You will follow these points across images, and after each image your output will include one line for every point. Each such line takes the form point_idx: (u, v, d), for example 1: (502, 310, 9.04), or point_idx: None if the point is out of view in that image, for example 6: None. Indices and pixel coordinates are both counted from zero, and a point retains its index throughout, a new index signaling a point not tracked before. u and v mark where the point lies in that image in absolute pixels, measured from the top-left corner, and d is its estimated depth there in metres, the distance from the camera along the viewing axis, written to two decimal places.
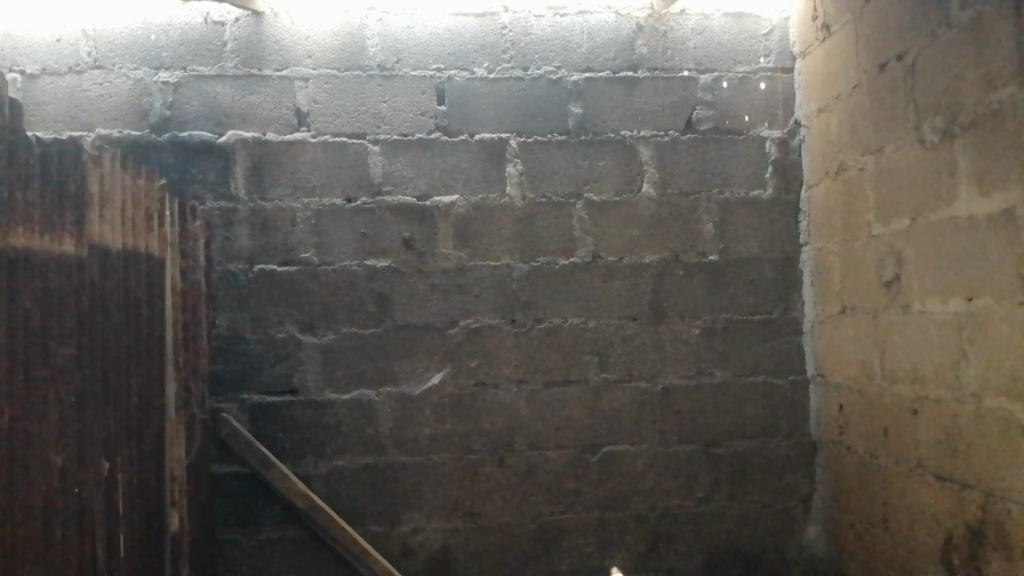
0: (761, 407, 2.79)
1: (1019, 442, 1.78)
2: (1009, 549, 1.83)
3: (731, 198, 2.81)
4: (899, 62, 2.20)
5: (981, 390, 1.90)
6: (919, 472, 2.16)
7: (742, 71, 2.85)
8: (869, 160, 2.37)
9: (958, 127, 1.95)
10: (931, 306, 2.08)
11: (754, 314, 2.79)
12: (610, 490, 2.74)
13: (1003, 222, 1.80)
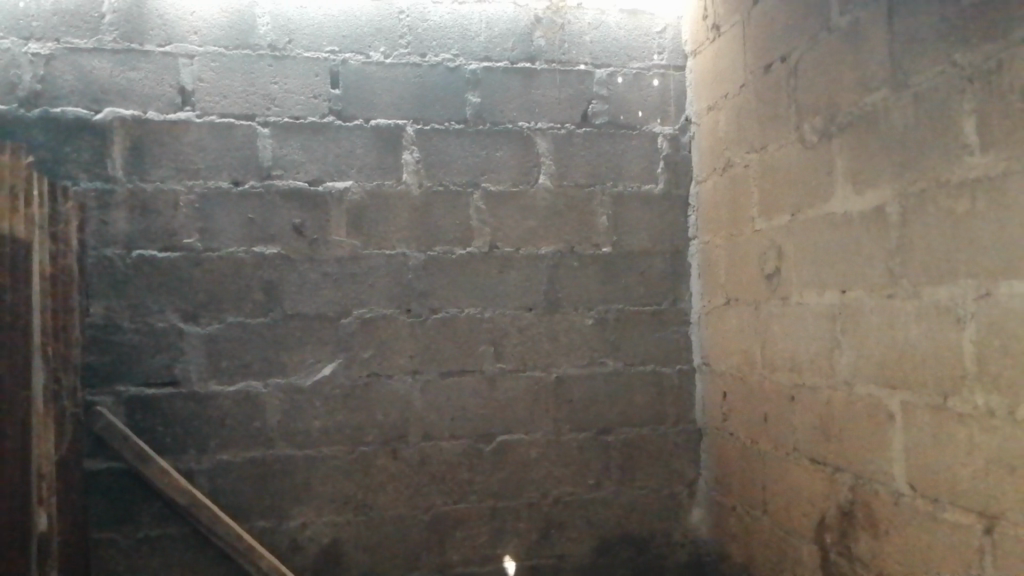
0: (650, 396, 2.86)
1: (885, 426, 1.89)
2: (876, 528, 1.94)
3: (624, 191, 2.86)
4: (783, 63, 2.29)
5: (852, 377, 2.01)
6: (796, 457, 2.27)
7: (636, 67, 2.90)
8: (753, 158, 2.47)
9: (835, 127, 2.05)
10: (808, 298, 2.18)
11: (644, 305, 2.86)
12: (503, 479, 2.75)
13: (874, 219, 1.91)
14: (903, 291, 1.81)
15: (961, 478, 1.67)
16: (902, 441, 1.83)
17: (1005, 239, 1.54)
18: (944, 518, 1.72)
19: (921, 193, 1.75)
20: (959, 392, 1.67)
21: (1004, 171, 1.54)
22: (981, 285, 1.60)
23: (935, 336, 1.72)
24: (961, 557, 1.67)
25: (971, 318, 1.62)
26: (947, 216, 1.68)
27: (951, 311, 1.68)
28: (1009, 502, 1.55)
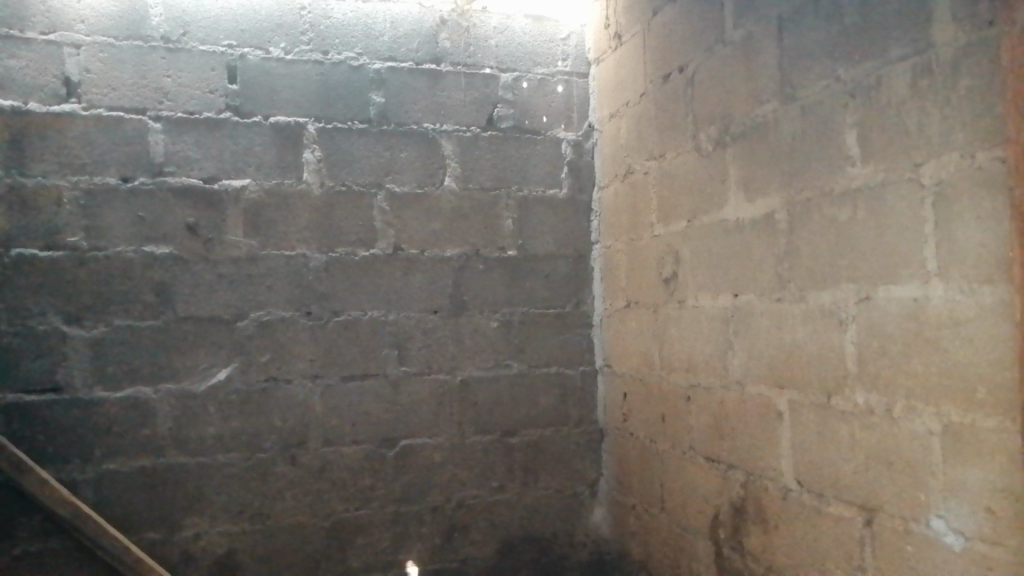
0: (554, 398, 2.89)
1: (774, 425, 1.97)
2: (765, 522, 2.01)
3: (529, 195, 2.88)
4: (681, 74, 2.36)
5: (744, 377, 2.08)
6: (692, 455, 2.34)
7: (540, 72, 2.93)
8: (653, 165, 2.53)
9: (729, 137, 2.13)
10: (703, 302, 2.25)
11: (548, 308, 2.89)
12: (406, 484, 2.72)
13: (764, 226, 1.99)
14: (791, 294, 1.90)
15: (843, 472, 1.75)
16: (790, 438, 1.91)
17: (883, 245, 1.63)
18: (828, 511, 1.80)
19: (808, 201, 1.84)
20: (841, 391, 1.75)
21: (882, 182, 1.63)
22: (861, 289, 1.68)
23: (820, 338, 1.81)
24: (844, 548, 1.76)
25: (852, 320, 1.71)
26: (831, 223, 1.77)
27: (834, 313, 1.76)
28: (886, 494, 1.64)
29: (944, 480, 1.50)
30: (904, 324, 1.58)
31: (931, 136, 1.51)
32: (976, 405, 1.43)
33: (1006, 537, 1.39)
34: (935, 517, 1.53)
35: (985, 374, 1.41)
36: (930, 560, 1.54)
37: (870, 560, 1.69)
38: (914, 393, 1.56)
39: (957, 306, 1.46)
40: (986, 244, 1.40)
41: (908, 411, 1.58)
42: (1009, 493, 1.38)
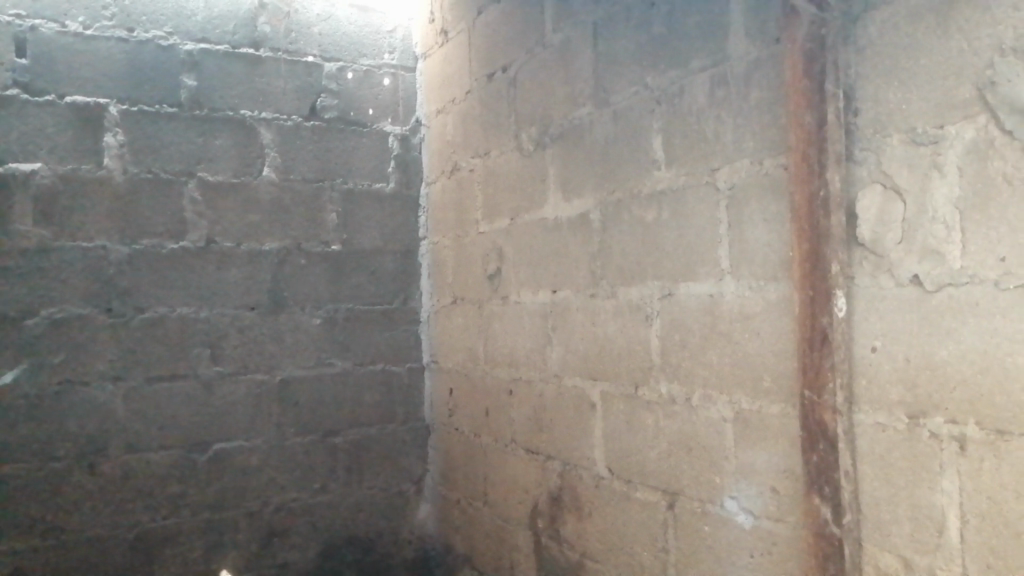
0: (379, 396, 2.84)
1: (587, 416, 2.05)
2: (580, 510, 2.09)
3: (354, 188, 2.82)
4: (504, 73, 2.40)
5: (561, 370, 2.15)
6: (513, 448, 2.38)
7: (366, 64, 2.87)
8: (478, 162, 2.55)
9: (549, 137, 2.18)
10: (524, 298, 2.30)
11: (374, 305, 2.84)
12: (220, 489, 2.59)
13: (581, 224, 2.06)
14: (604, 290, 1.97)
15: (649, 459, 1.85)
16: (602, 428, 1.99)
17: (684, 244, 1.73)
18: (636, 497, 1.89)
19: (619, 201, 1.92)
20: (647, 382, 1.85)
21: (684, 185, 1.73)
22: (665, 286, 1.78)
23: (628, 332, 1.90)
24: (649, 531, 1.85)
25: (657, 315, 1.81)
26: (639, 223, 1.86)
27: (641, 308, 1.86)
28: (687, 479, 1.74)
29: (736, 463, 1.62)
30: (703, 318, 1.69)
31: (726, 144, 1.62)
32: (763, 393, 1.55)
33: (788, 514, 1.51)
34: (728, 498, 1.64)
35: (769, 363, 1.53)
36: (724, 538, 1.65)
37: (672, 542, 1.79)
38: (711, 383, 1.67)
39: (746, 301, 1.58)
40: (771, 244, 1.52)
41: (706, 399, 1.69)
42: (790, 473, 1.51)
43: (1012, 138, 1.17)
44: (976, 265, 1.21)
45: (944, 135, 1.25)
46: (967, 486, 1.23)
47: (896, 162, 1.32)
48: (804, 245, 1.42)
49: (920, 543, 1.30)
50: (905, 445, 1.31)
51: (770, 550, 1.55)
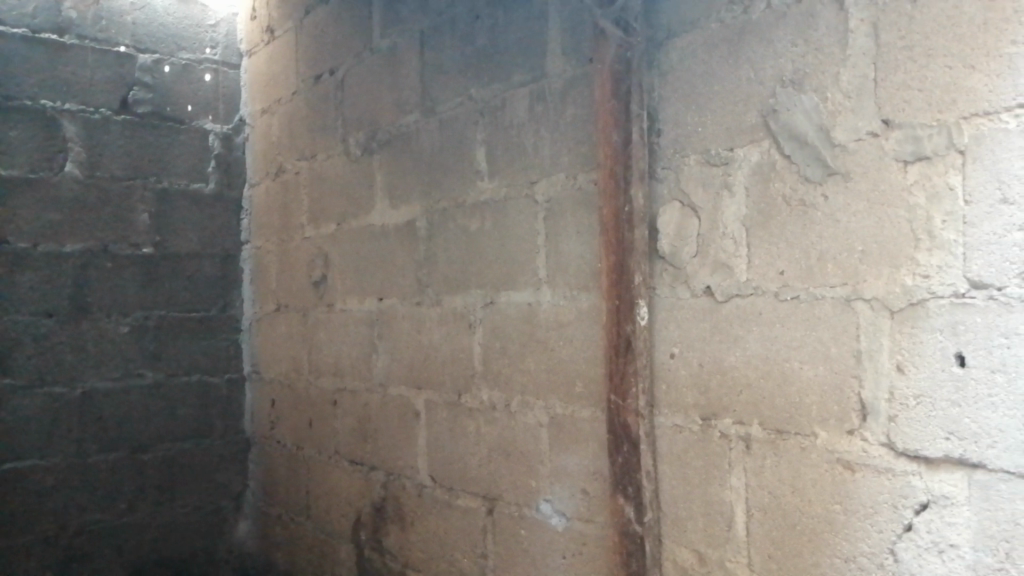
0: (195, 408, 2.69)
1: (411, 424, 2.04)
2: (402, 520, 2.07)
3: (169, 188, 2.66)
4: (331, 76, 2.35)
5: (385, 380, 2.12)
6: (336, 459, 2.33)
7: (185, 57, 2.72)
8: (303, 166, 2.48)
9: (375, 143, 2.16)
10: (350, 306, 2.26)
11: (190, 312, 2.69)
12: (9, 513, 2.37)
13: (407, 232, 2.04)
14: (428, 299, 1.97)
15: (469, 466, 1.87)
16: (425, 436, 1.99)
17: (504, 254, 1.76)
18: (457, 504, 1.90)
19: (444, 210, 1.93)
20: (469, 389, 1.86)
21: (505, 197, 1.76)
22: (487, 294, 1.81)
23: (451, 341, 1.91)
24: (469, 538, 1.87)
25: (479, 323, 1.83)
26: (462, 233, 1.88)
27: (464, 316, 1.87)
28: (505, 484, 1.77)
29: (550, 467, 1.67)
30: (521, 326, 1.73)
31: (544, 158, 1.67)
32: (575, 399, 1.61)
33: (597, 514, 1.57)
34: (544, 502, 1.68)
35: (581, 370, 1.60)
36: (538, 541, 1.69)
37: (491, 547, 1.81)
38: (528, 389, 1.71)
39: (561, 310, 1.63)
40: (584, 256, 1.58)
41: (524, 405, 1.72)
42: (599, 475, 1.57)
43: (789, 162, 1.28)
44: (759, 278, 1.32)
45: (733, 158, 1.36)
46: (751, 481, 1.34)
47: (693, 181, 1.42)
48: (611, 257, 1.49)
49: (713, 537, 1.40)
50: (699, 444, 1.41)
51: (580, 551, 1.60)
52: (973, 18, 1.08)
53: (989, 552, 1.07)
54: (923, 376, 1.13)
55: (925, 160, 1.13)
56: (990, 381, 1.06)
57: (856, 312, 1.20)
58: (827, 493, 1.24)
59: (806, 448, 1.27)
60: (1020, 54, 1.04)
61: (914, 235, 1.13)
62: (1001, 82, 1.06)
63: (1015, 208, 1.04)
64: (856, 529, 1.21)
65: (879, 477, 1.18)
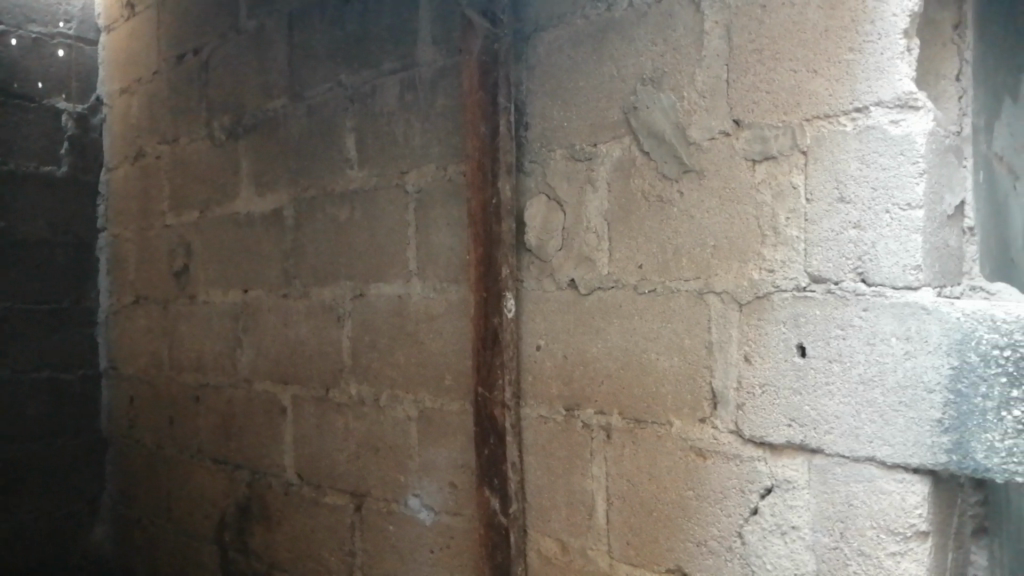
0: (45, 406, 2.52)
1: (277, 420, 1.97)
2: (268, 519, 2.00)
3: (16, 170, 2.46)
4: (195, 56, 2.24)
5: (251, 374, 2.05)
6: (199, 457, 2.23)
7: (36, 30, 2.52)
8: (165, 150, 2.36)
9: (240, 128, 2.07)
10: (214, 298, 2.16)
11: (39, 304, 2.51)
12: None
13: (273, 221, 1.97)
14: (296, 290, 1.91)
15: (337, 462, 1.82)
16: (292, 433, 1.93)
17: (374, 245, 1.73)
18: (324, 501, 1.85)
19: (312, 199, 1.87)
20: (337, 383, 1.82)
21: (374, 186, 1.73)
22: (356, 286, 1.77)
23: (319, 334, 1.86)
24: (337, 536, 1.82)
25: (347, 316, 1.79)
26: (331, 223, 1.83)
27: (332, 309, 1.83)
28: (373, 480, 1.74)
29: (418, 461, 1.65)
30: (390, 319, 1.70)
31: (414, 147, 1.64)
32: (444, 392, 1.60)
33: (464, 507, 1.57)
34: (411, 496, 1.66)
35: (450, 362, 1.59)
36: (406, 536, 1.67)
37: (358, 544, 1.77)
38: (397, 383, 1.69)
39: (430, 302, 1.62)
40: (452, 248, 1.57)
41: (393, 400, 1.70)
42: (466, 468, 1.56)
43: (649, 159, 1.31)
44: (620, 271, 1.35)
45: (597, 153, 1.38)
46: (612, 470, 1.37)
47: (558, 175, 1.43)
48: (478, 249, 1.48)
49: (575, 526, 1.42)
50: (563, 435, 1.43)
51: (448, 544, 1.60)
52: (816, 24, 1.13)
53: (826, 533, 1.13)
54: (769, 366, 1.18)
55: (771, 160, 1.17)
56: (827, 370, 1.12)
57: (708, 304, 1.24)
58: (681, 480, 1.28)
59: (662, 437, 1.30)
60: (857, 61, 1.09)
61: (762, 231, 1.18)
62: (839, 87, 1.11)
63: (850, 207, 1.10)
64: (707, 514, 1.25)
65: (728, 464, 1.23)
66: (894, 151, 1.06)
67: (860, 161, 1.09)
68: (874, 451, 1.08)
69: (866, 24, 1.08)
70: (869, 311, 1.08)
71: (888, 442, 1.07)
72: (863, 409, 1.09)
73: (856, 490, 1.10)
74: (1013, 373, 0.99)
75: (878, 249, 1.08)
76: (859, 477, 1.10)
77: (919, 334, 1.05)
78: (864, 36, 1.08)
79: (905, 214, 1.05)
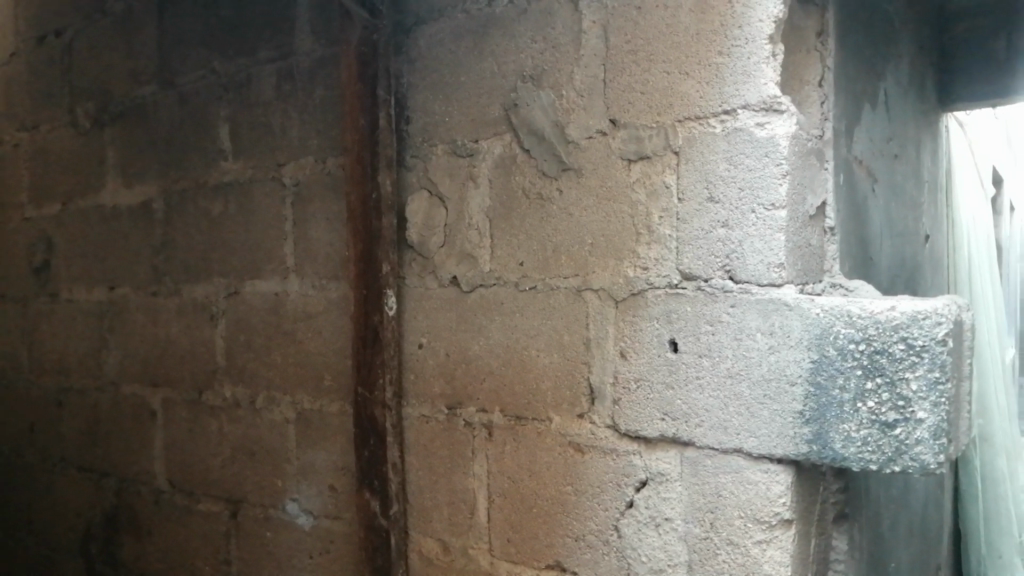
0: None
1: (147, 425, 1.87)
2: (138, 529, 1.90)
3: None
4: (58, 38, 2.10)
5: (118, 377, 1.93)
6: (63, 466, 2.09)
7: None
8: (24, 137, 2.20)
9: (107, 115, 1.95)
10: (78, 296, 2.03)
11: None
12: None
13: (142, 215, 1.87)
14: (167, 288, 1.82)
15: (211, 467, 1.75)
16: (162, 438, 1.84)
17: (249, 241, 1.66)
18: (198, 508, 1.77)
19: (184, 192, 1.78)
20: (210, 385, 1.74)
21: (250, 179, 1.66)
22: (231, 284, 1.70)
23: (192, 333, 1.78)
24: (211, 544, 1.75)
25: (221, 314, 1.72)
26: (204, 217, 1.75)
27: (206, 308, 1.75)
28: (249, 485, 1.68)
29: (297, 465, 1.60)
30: (266, 318, 1.64)
31: (291, 140, 1.59)
32: (323, 392, 1.55)
33: (344, 510, 1.53)
34: (289, 501, 1.61)
35: (329, 362, 1.54)
36: (284, 542, 1.62)
37: (234, 552, 1.70)
38: (274, 384, 1.63)
39: (308, 300, 1.57)
40: (331, 244, 1.53)
41: (270, 402, 1.64)
42: (345, 470, 1.53)
43: (529, 157, 1.31)
44: (500, 269, 1.35)
45: (478, 150, 1.37)
46: (493, 468, 1.36)
47: (440, 171, 1.42)
48: (357, 246, 1.45)
49: (456, 525, 1.41)
50: (445, 434, 1.41)
51: (327, 549, 1.55)
52: (688, 27, 1.15)
53: (697, 523, 1.16)
54: (643, 361, 1.20)
55: (646, 159, 1.19)
56: (698, 365, 1.15)
57: (586, 301, 1.25)
58: (560, 476, 1.29)
59: (542, 433, 1.31)
60: (725, 64, 1.12)
61: (637, 229, 1.20)
62: (709, 89, 1.13)
63: (719, 206, 1.13)
64: (585, 509, 1.26)
65: (605, 458, 1.24)
66: (759, 153, 1.09)
67: (728, 162, 1.12)
68: (741, 442, 1.11)
69: (734, 29, 1.11)
70: (736, 308, 1.12)
71: (754, 434, 1.10)
72: (730, 402, 1.12)
73: (725, 481, 1.13)
74: (867, 366, 1.03)
75: (744, 247, 1.11)
76: (728, 469, 1.13)
77: (782, 330, 1.08)
78: (732, 40, 1.11)
79: (769, 214, 1.09)
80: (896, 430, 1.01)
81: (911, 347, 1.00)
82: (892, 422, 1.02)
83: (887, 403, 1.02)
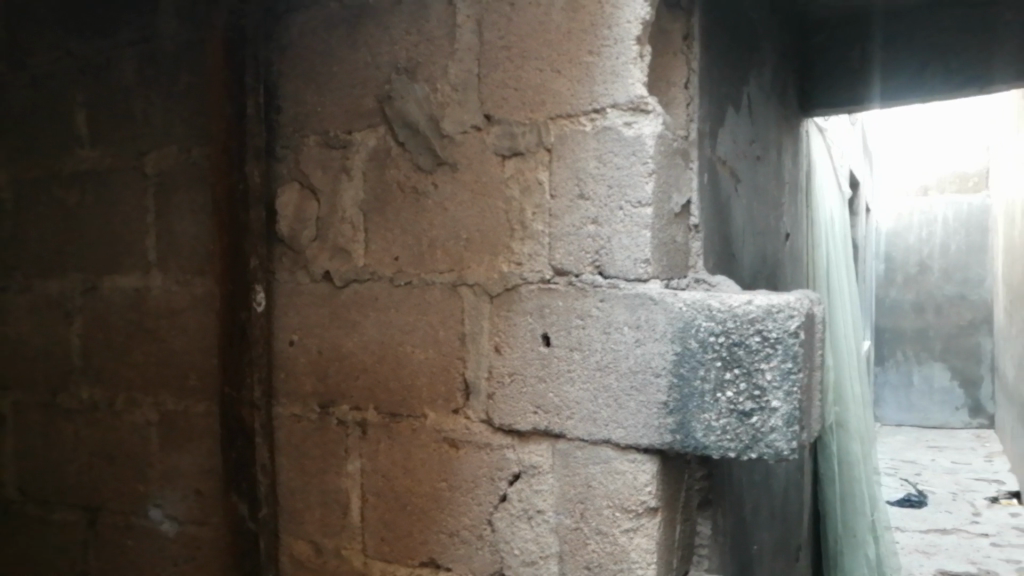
0: None
1: None
2: None
3: None
4: None
5: None
6: None
7: None
8: None
9: None
10: None
11: None
12: None
13: None
14: (16, 284, 1.70)
15: (67, 474, 1.64)
16: (12, 443, 1.71)
17: (109, 233, 1.57)
18: (52, 517, 1.66)
19: (36, 180, 1.67)
20: (66, 387, 1.64)
21: (109, 168, 1.57)
22: (88, 279, 1.60)
23: (45, 331, 1.66)
24: (66, 555, 1.64)
25: (77, 311, 1.62)
26: (58, 207, 1.64)
27: (60, 304, 1.64)
28: (108, 491, 1.59)
29: (160, 469, 1.52)
30: (127, 315, 1.55)
31: (154, 128, 1.51)
32: (188, 392, 1.49)
33: (211, 515, 1.47)
34: (152, 507, 1.54)
35: (195, 361, 1.48)
36: (147, 550, 1.54)
37: (92, 562, 1.61)
38: (136, 384, 1.55)
39: (172, 296, 1.50)
40: (197, 237, 1.46)
41: (131, 403, 1.56)
42: (213, 473, 1.47)
43: (404, 150, 1.30)
44: (375, 264, 1.33)
45: (351, 141, 1.34)
46: (367, 467, 1.34)
47: (312, 162, 1.38)
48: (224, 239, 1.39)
49: (328, 525, 1.38)
50: (317, 433, 1.38)
51: (193, 556, 1.49)
52: (560, 25, 1.16)
53: (567, 514, 1.18)
54: (516, 356, 1.21)
55: (519, 156, 1.20)
56: (569, 358, 1.17)
57: (461, 297, 1.25)
58: (434, 473, 1.28)
59: (416, 430, 1.30)
60: (596, 64, 1.14)
61: (511, 225, 1.21)
62: (580, 88, 1.15)
63: (589, 203, 1.15)
64: (459, 504, 1.26)
65: (479, 453, 1.25)
66: (627, 152, 1.12)
67: (598, 160, 1.14)
68: (609, 434, 1.14)
69: (604, 30, 1.13)
70: (605, 302, 1.14)
71: (621, 425, 1.13)
72: (600, 394, 1.15)
73: (594, 472, 1.16)
74: (726, 358, 1.08)
75: (612, 243, 1.13)
76: (597, 459, 1.16)
77: (648, 323, 1.12)
78: (602, 40, 1.13)
79: (636, 211, 1.11)
80: (752, 419, 1.06)
81: (765, 339, 1.05)
82: (748, 411, 1.07)
83: (744, 393, 1.07)
